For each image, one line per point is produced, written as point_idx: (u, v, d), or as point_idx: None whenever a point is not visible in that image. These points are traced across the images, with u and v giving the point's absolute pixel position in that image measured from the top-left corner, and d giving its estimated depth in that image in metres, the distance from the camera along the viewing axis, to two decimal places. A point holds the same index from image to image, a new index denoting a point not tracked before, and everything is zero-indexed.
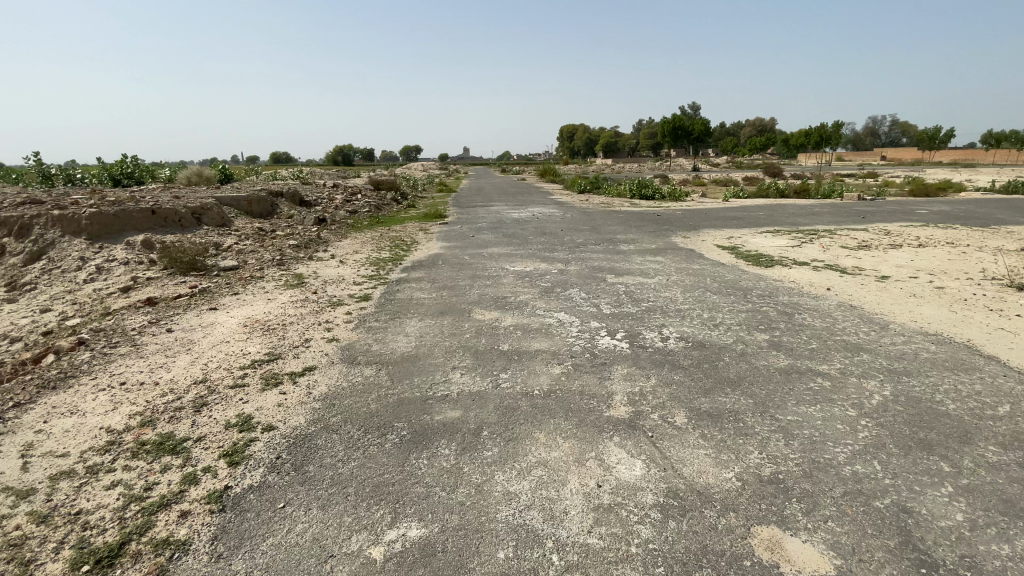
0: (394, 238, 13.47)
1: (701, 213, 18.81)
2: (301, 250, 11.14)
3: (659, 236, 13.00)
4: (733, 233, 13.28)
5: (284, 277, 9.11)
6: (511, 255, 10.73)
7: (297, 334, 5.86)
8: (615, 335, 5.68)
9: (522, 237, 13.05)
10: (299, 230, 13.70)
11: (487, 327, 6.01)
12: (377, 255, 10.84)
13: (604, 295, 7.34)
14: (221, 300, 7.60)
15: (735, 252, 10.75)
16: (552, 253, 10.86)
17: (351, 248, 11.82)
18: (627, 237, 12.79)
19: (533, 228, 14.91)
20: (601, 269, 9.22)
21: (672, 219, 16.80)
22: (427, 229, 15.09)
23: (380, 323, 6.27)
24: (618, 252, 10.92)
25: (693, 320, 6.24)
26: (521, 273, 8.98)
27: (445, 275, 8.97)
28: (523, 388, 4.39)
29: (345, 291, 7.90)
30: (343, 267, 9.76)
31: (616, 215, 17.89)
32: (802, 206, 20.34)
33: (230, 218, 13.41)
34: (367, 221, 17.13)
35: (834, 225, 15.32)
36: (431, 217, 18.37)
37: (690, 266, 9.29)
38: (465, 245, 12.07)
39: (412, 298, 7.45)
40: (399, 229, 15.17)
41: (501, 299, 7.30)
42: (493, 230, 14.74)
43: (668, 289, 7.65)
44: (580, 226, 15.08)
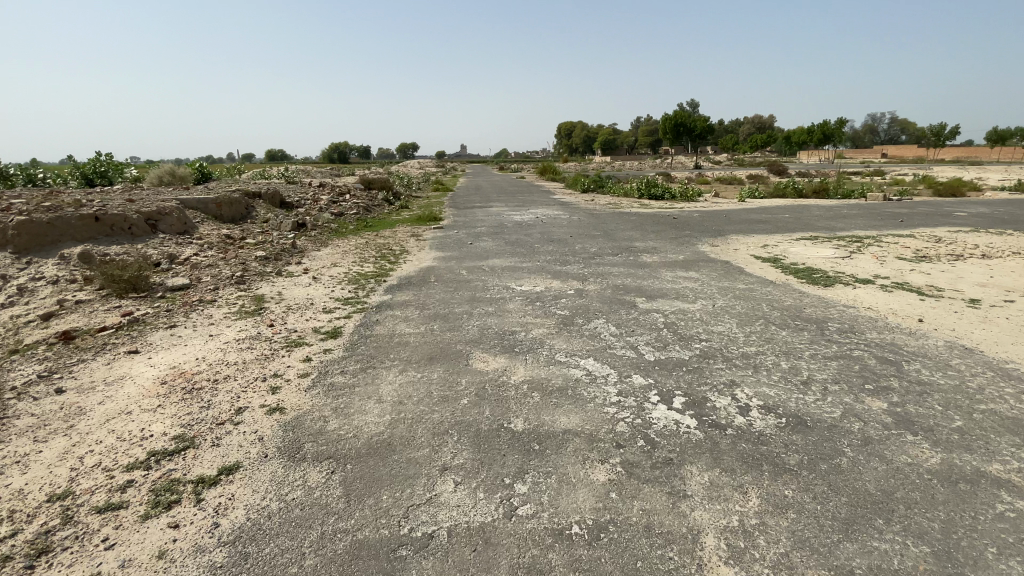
0: (381, 246, 11.79)
1: (721, 215, 17.17)
2: (270, 263, 9.47)
3: (684, 243, 11.34)
4: (768, 241, 11.64)
5: (241, 300, 7.45)
6: (516, 269, 9.06)
7: (229, 400, 4.23)
8: (672, 402, 4.05)
9: (527, 245, 11.37)
10: (272, 236, 12.02)
11: (492, 386, 4.37)
12: (358, 270, 9.16)
13: (640, 330, 5.71)
14: (151, 337, 5.98)
15: (779, 266, 9.10)
16: (565, 267, 9.20)
17: (330, 260, 10.14)
18: (648, 245, 11.14)
19: (538, 233, 13.25)
20: (628, 289, 7.58)
21: (692, 222, 15.13)
22: (420, 235, 13.42)
23: (345, 379, 4.61)
24: (642, 264, 9.29)
25: (768, 373, 4.62)
26: (531, 296, 7.33)
27: (438, 297, 7.31)
28: (555, 520, 2.76)
29: (310, 322, 6.25)
30: (314, 286, 8.09)
31: (629, 218, 16.24)
32: (827, 208, 18.74)
33: (193, 223, 11.74)
34: (354, 225, 15.46)
35: (874, 229, 13.68)
36: (425, 220, 16.69)
37: (734, 286, 7.67)
38: (461, 256, 10.38)
39: (394, 333, 5.79)
40: (388, 235, 13.51)
41: (508, 335, 5.65)
42: (494, 236, 13.06)
43: (719, 321, 6.02)
44: (592, 231, 13.43)
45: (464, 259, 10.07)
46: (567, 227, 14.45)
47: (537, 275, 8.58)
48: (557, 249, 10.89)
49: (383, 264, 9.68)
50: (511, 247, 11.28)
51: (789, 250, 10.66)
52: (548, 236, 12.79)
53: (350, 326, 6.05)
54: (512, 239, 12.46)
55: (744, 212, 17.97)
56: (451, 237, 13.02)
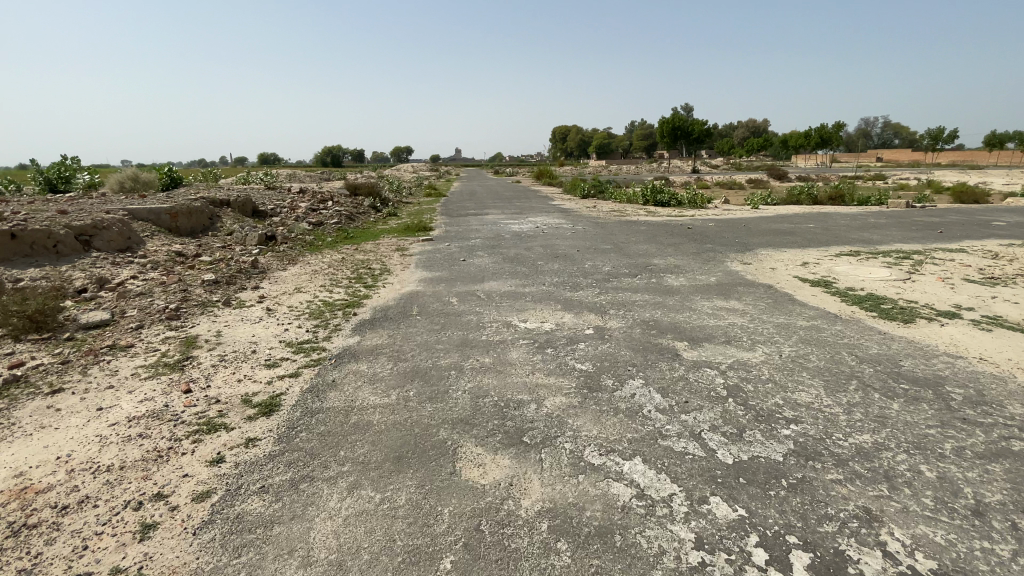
0: (358, 263, 10.13)
1: (738, 224, 15.66)
2: (219, 290, 7.81)
3: (711, 260, 9.77)
4: (806, 258, 10.10)
5: (167, 344, 5.79)
6: (519, 296, 7.42)
7: (64, 561, 2.65)
8: (789, 564, 2.47)
9: (529, 263, 9.75)
10: (233, 253, 10.34)
11: (491, 523, 2.75)
12: (325, 297, 7.50)
13: (696, 400, 4.12)
14: (22, 408, 4.35)
15: (835, 293, 7.55)
16: (577, 292, 7.58)
17: (295, 283, 8.48)
18: (670, 263, 9.54)
19: (540, 247, 11.63)
20: (662, 328, 5.97)
21: (711, 233, 13.58)
22: (405, 249, 11.78)
23: (263, 505, 2.98)
24: (670, 289, 7.69)
25: (910, 493, 3.05)
26: (539, 337, 5.71)
27: (420, 339, 5.68)
28: None
29: (243, 383, 4.61)
30: (266, 322, 6.46)
31: (639, 228, 14.66)
32: (850, 216, 17.30)
33: (139, 238, 10.03)
34: (332, 236, 13.78)
35: (916, 242, 12.20)
36: (413, 230, 15.05)
37: (794, 325, 6.09)
38: (452, 277, 8.75)
39: (353, 404, 4.16)
40: (370, 249, 11.86)
41: (513, 407, 4.02)
42: (490, 250, 11.45)
43: (799, 386, 4.43)
44: (601, 244, 11.84)
45: (454, 281, 8.45)
46: (572, 239, 12.82)
47: (544, 304, 6.96)
48: (565, 268, 9.29)
49: (356, 288, 8.03)
50: (510, 265, 9.66)
51: (834, 270, 9.14)
52: (552, 250, 11.19)
53: (296, 392, 4.43)
54: (510, 254, 10.84)
55: (762, 221, 16.48)
56: (440, 251, 11.39)
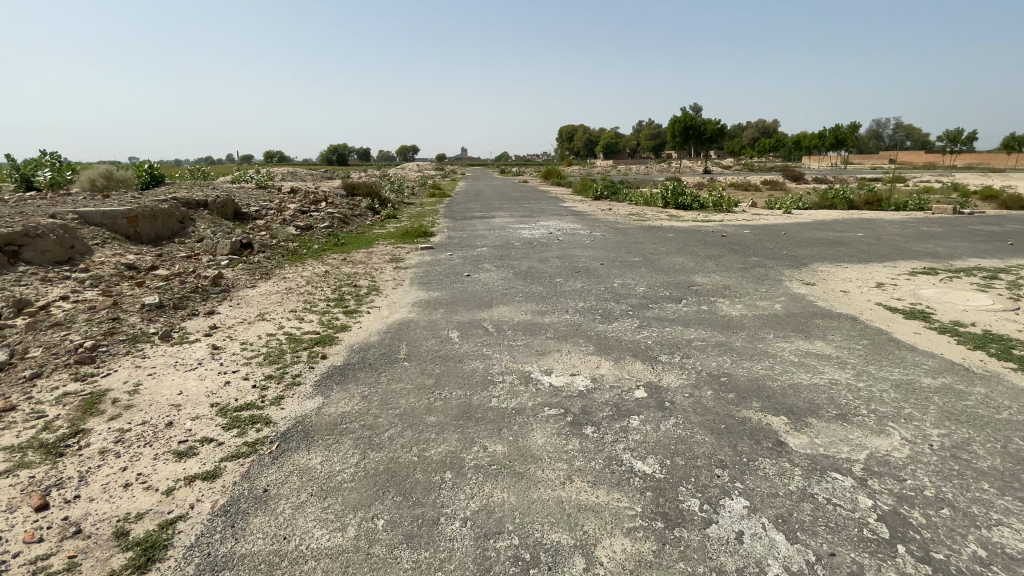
0: (343, 279, 8.55)
1: (777, 231, 13.93)
2: (162, 317, 6.26)
3: (766, 280, 8.10)
4: (878, 277, 8.44)
5: (62, 407, 4.21)
6: (538, 329, 5.80)
7: None
8: None
9: (546, 281, 8.10)
10: (196, 266, 8.77)
11: None
12: (291, 329, 5.91)
13: (848, 555, 2.51)
14: None
15: (943, 329, 5.91)
16: (611, 325, 5.95)
17: (261, 306, 6.91)
18: (719, 283, 7.87)
19: (557, 258, 9.99)
20: (740, 387, 4.35)
21: (751, 242, 11.86)
22: (401, 259, 10.17)
23: None
24: (730, 322, 6.05)
25: None
26: (573, 399, 4.08)
27: (406, 401, 4.08)
28: None
29: (128, 497, 3.04)
30: (205, 369, 4.89)
31: (666, 235, 12.99)
32: (897, 223, 15.57)
33: (85, 248, 8.46)
34: (320, 243, 12.20)
35: (993, 257, 10.51)
36: (412, 235, 13.46)
37: (918, 387, 4.45)
38: (453, 298, 7.16)
39: (284, 550, 2.57)
40: (360, 258, 10.27)
41: (547, 563, 2.43)
42: (499, 262, 9.82)
43: (993, 518, 2.82)
44: (627, 255, 10.18)
45: (457, 305, 6.83)
46: (593, 248, 11.14)
47: (572, 342, 5.34)
48: (591, 288, 7.64)
49: (334, 315, 6.44)
50: (524, 283, 8.03)
51: (920, 294, 7.50)
52: (572, 262, 9.55)
53: (203, 517, 2.84)
54: (523, 268, 9.21)
55: (802, 228, 14.76)
56: (440, 264, 9.77)
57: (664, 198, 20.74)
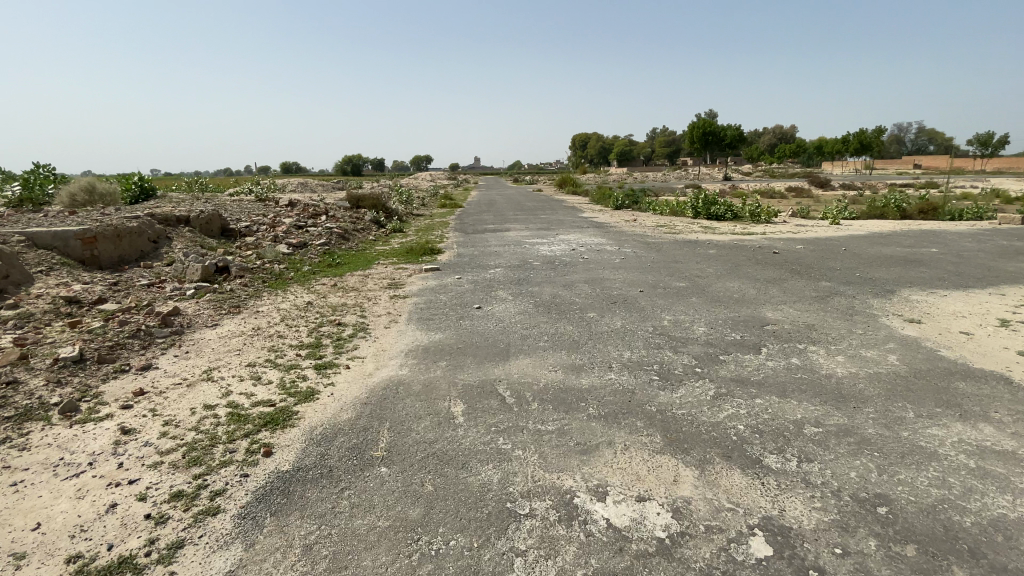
0: (327, 310, 7.02)
1: (835, 246, 12.10)
2: (78, 377, 4.77)
3: (857, 318, 6.36)
4: (997, 310, 6.66)
5: None
6: (575, 396, 4.18)
7: None
8: None
9: (577, 316, 6.47)
10: (155, 297, 7.32)
11: None
12: (240, 398, 4.36)
13: None
14: None
15: None
16: (676, 390, 4.29)
17: (214, 356, 5.39)
18: (797, 322, 6.16)
19: (584, 283, 8.35)
20: (915, 535, 2.67)
21: (812, 261, 10.09)
22: (400, 285, 8.63)
23: None
24: (839, 392, 4.35)
25: None
26: (650, 559, 2.45)
27: (372, 561, 2.49)
28: None
29: None
30: (97, 477, 3.37)
31: (707, 252, 11.26)
32: (968, 235, 13.64)
33: (23, 277, 7.07)
34: (311, 262, 10.71)
35: None
36: (416, 253, 11.93)
37: None
38: (459, 344, 5.56)
39: None
40: (353, 283, 8.75)
41: None
42: (515, 288, 8.21)
43: None
44: (670, 278, 8.50)
45: (464, 353, 5.24)
46: (626, 268, 9.46)
47: (626, 426, 3.69)
48: (635, 327, 5.98)
49: (302, 370, 4.89)
50: (549, 319, 6.40)
51: None
52: (603, 289, 7.90)
53: None
54: (546, 296, 7.58)
55: (861, 241, 12.90)
56: (445, 290, 8.19)
57: (694, 207, 18.97)
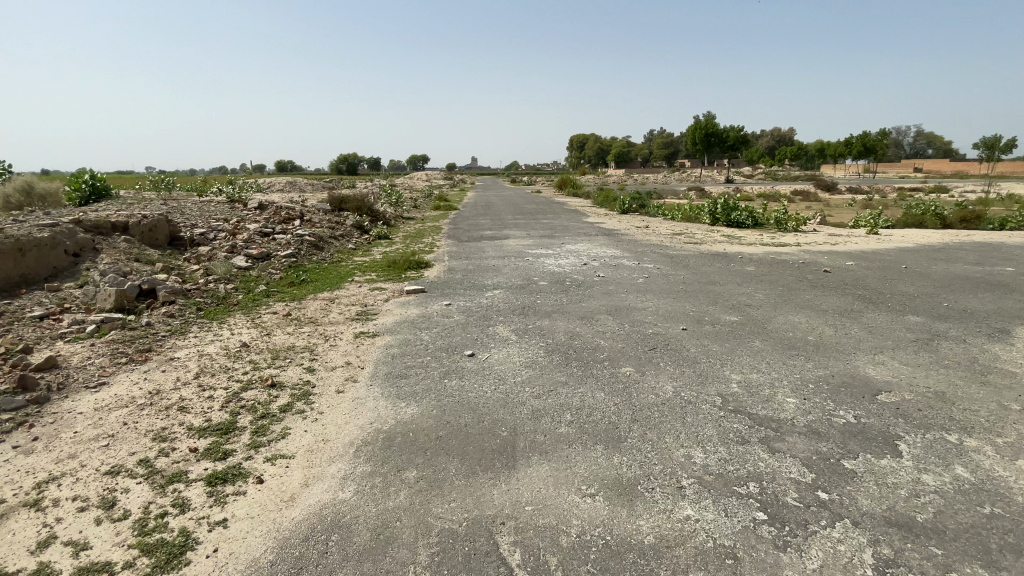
0: (266, 358, 5.18)
1: (891, 263, 10.33)
2: None
3: (996, 381, 4.59)
4: None
5: None
6: (637, 571, 2.36)
7: None
8: None
9: (609, 373, 4.63)
10: (37, 337, 5.44)
11: None
12: (57, 564, 2.55)
13: None
14: None
15: None
16: (809, 554, 2.48)
17: (70, 452, 3.55)
18: (920, 391, 4.36)
19: (607, 314, 6.52)
20: None
21: (878, 284, 8.31)
22: (372, 313, 6.78)
23: None
24: None
25: None
26: None
27: None
28: None
29: None
30: None
31: (746, 269, 9.47)
32: None
33: None
34: (270, 278, 8.84)
35: None
36: (399, 266, 10.09)
37: None
38: (440, 426, 3.72)
39: None
40: (314, 310, 6.90)
41: None
42: (519, 321, 6.37)
43: None
44: (714, 308, 6.68)
45: (447, 448, 3.40)
46: (655, 292, 7.61)
47: None
48: (695, 397, 4.16)
49: (186, 492, 3.07)
50: (571, 376, 4.57)
51: None
52: (632, 324, 6.07)
53: None
54: (561, 335, 5.74)
55: (917, 256, 11.13)
56: (428, 322, 6.32)
57: (712, 213, 17.17)
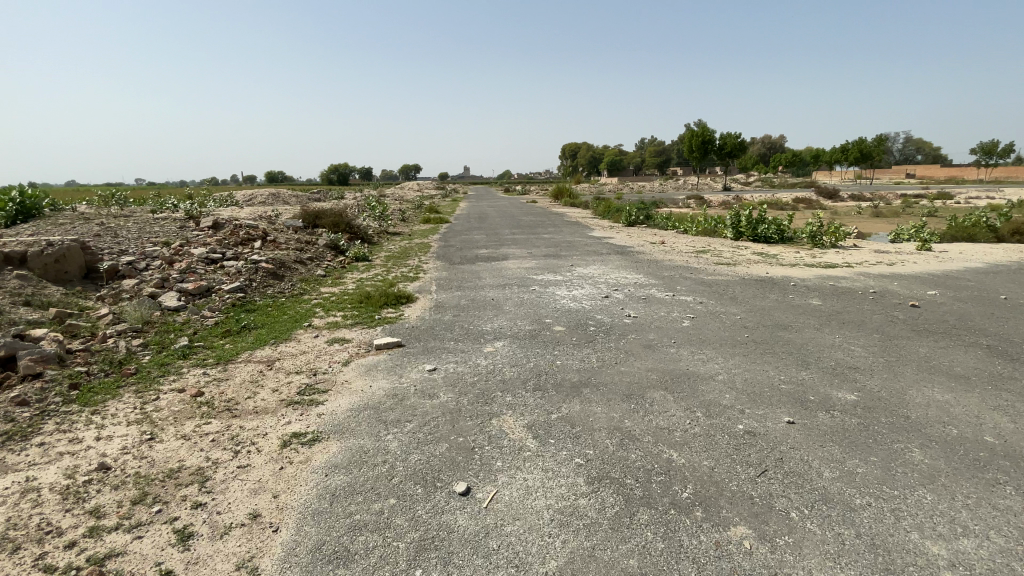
0: (122, 504, 3.13)
1: (980, 291, 8.42)
2: None
3: None
4: None
5: None
6: None
7: None
8: None
9: (711, 547, 2.61)
10: None
11: None
12: None
13: None
14: None
15: None
16: None
17: None
18: None
19: (663, 391, 4.47)
20: None
21: (997, 327, 6.36)
22: (323, 389, 4.71)
23: None
24: None
25: None
26: None
27: None
28: None
29: None
30: None
31: (813, 304, 7.49)
32: None
33: None
34: (201, 326, 6.75)
35: None
36: (373, 301, 8.02)
37: None
38: None
39: None
40: (240, 385, 4.83)
41: None
42: (536, 400, 4.33)
43: None
44: (812, 380, 4.70)
45: None
46: (716, 347, 5.60)
47: None
48: None
49: None
50: (647, 557, 2.53)
51: None
52: (707, 413, 4.05)
53: None
54: (606, 437, 3.69)
55: (1001, 280, 9.24)
56: (400, 408, 4.24)
57: (735, 227, 15.25)
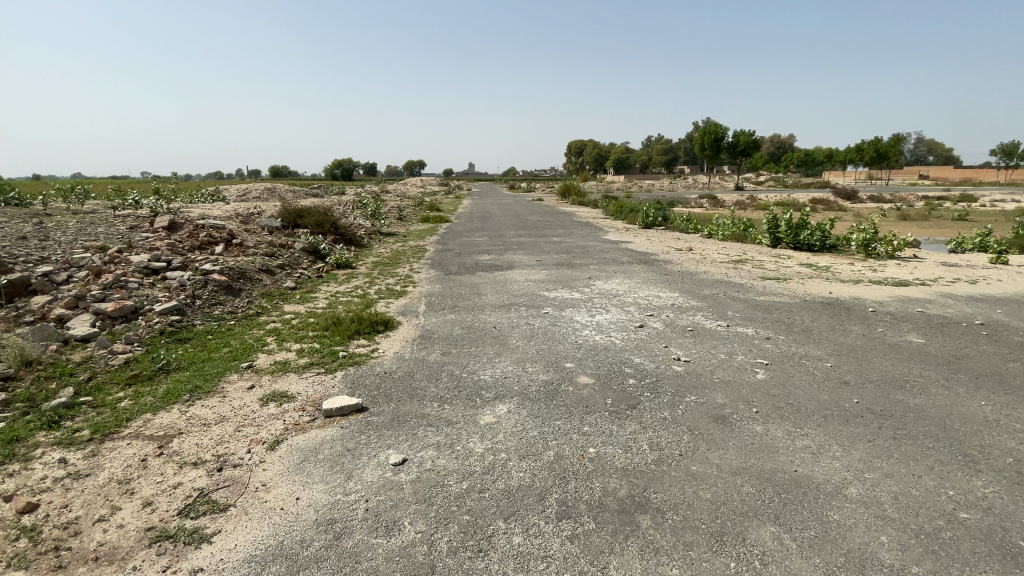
0: None
1: None
2: None
3: None
4: None
5: None
6: None
7: None
8: None
9: None
10: None
11: None
12: None
13: None
14: None
15: None
16: None
17: None
18: None
19: (773, 530, 2.71)
20: None
21: None
22: (222, 504, 2.97)
23: None
24: None
25: None
26: None
27: None
28: None
29: None
30: None
31: (916, 345, 5.70)
32: None
33: None
34: (102, 369, 5.04)
35: None
36: (342, 327, 6.25)
37: None
38: None
39: None
40: (99, 493, 3.11)
41: None
42: (565, 543, 2.57)
43: None
44: (1003, 505, 2.94)
45: None
46: (824, 429, 3.80)
47: None
48: None
49: None
50: None
51: None
52: None
53: None
54: None
55: None
56: (333, 560, 2.49)
57: (772, 232, 13.37)
